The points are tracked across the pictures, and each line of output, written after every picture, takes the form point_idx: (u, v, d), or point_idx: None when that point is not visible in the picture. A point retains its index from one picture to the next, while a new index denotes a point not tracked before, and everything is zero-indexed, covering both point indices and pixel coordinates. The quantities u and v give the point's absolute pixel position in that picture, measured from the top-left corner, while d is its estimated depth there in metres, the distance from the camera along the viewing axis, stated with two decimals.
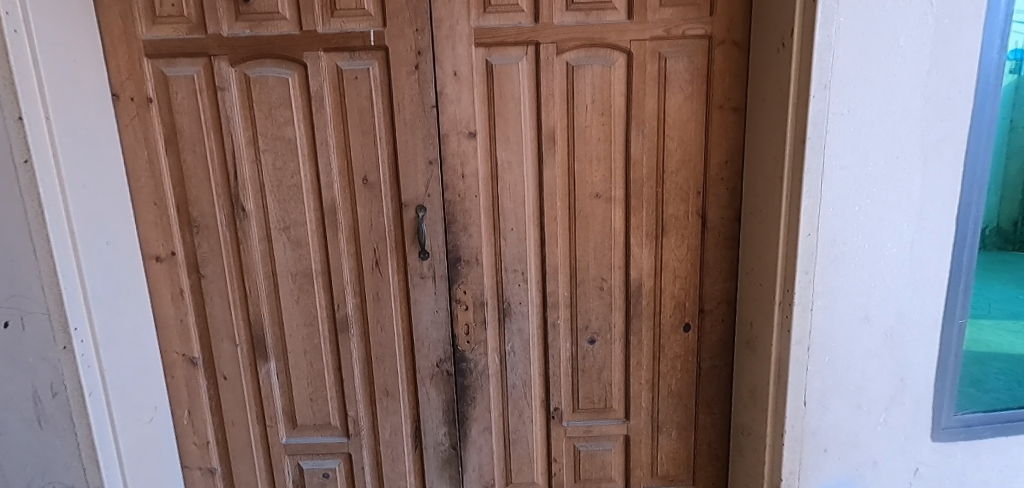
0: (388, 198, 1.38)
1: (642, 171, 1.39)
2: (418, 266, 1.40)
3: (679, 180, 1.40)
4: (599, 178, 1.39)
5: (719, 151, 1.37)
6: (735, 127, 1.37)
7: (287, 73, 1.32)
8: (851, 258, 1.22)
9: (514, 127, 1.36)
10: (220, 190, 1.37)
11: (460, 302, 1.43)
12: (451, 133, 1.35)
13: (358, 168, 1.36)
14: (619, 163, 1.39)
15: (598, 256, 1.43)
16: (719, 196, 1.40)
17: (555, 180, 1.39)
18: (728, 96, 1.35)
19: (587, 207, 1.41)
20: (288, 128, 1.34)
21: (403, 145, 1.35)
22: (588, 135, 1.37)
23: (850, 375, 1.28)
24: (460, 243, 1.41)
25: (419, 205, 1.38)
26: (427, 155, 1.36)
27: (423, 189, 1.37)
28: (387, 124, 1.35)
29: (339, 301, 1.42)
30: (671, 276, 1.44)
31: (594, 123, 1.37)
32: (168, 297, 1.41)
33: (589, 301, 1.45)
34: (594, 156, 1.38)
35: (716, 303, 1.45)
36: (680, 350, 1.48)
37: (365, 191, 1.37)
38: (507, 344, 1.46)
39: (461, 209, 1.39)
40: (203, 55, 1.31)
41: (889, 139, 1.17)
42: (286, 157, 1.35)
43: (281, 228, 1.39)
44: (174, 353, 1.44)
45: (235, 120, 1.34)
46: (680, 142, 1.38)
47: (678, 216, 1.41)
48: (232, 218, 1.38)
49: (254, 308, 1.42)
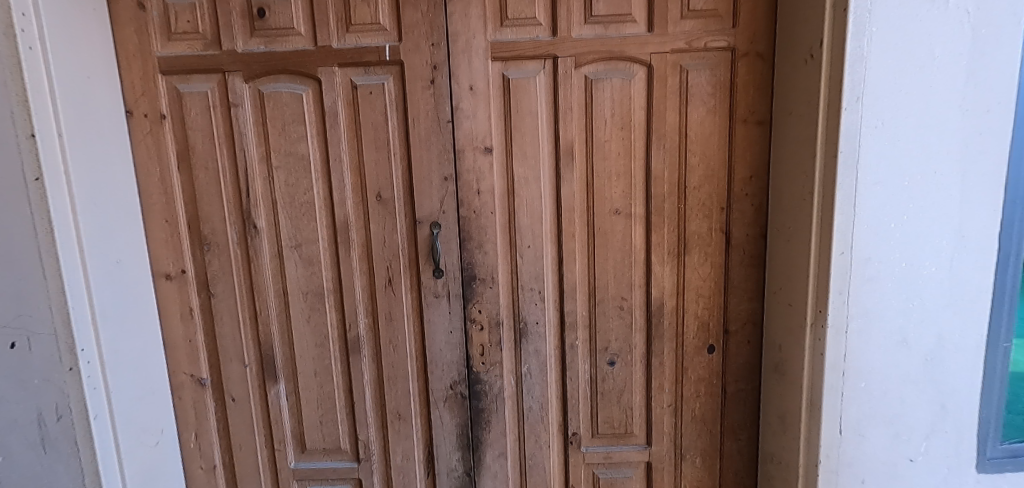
0: (401, 215, 1.35)
1: (663, 186, 1.35)
2: (432, 284, 1.36)
3: (703, 196, 1.35)
4: (618, 193, 1.35)
5: (743, 165, 1.33)
6: (760, 141, 1.32)
7: (301, 88, 1.30)
8: (887, 277, 1.16)
9: (531, 142, 1.33)
10: (232, 207, 1.35)
11: (475, 322, 1.39)
12: (467, 148, 1.32)
13: (372, 185, 1.33)
14: (639, 179, 1.35)
15: (618, 274, 1.38)
16: (744, 212, 1.35)
17: (573, 196, 1.35)
18: (752, 109, 1.31)
19: (606, 223, 1.36)
20: (301, 143, 1.32)
21: (418, 160, 1.32)
22: (607, 149, 1.34)
23: (888, 401, 1.21)
24: (476, 261, 1.37)
25: (434, 222, 1.34)
26: (442, 171, 1.32)
27: (437, 205, 1.34)
28: (401, 140, 1.32)
29: (351, 320, 1.38)
30: (694, 295, 1.39)
31: (614, 137, 1.33)
32: (177, 316, 1.38)
33: (608, 321, 1.40)
34: (614, 171, 1.34)
35: (741, 324, 1.39)
36: (704, 373, 1.41)
37: (379, 207, 1.34)
38: (523, 366, 1.41)
39: (476, 226, 1.35)
40: (217, 71, 1.30)
41: (925, 152, 1.12)
42: (298, 174, 1.33)
43: (293, 245, 1.36)
44: (182, 374, 1.40)
45: (248, 136, 1.32)
46: (703, 156, 1.33)
47: (701, 232, 1.36)
48: (243, 235, 1.36)
49: (264, 327, 1.38)
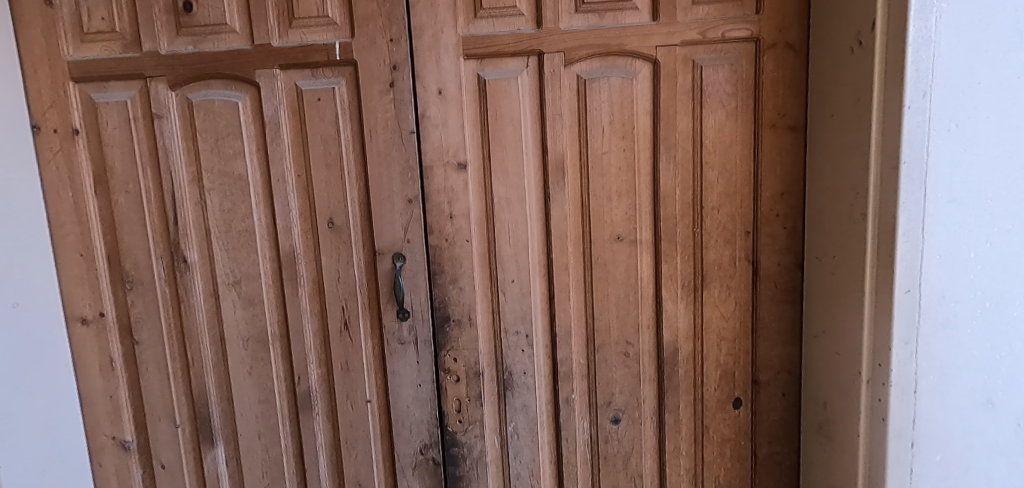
0: (359, 246, 1.12)
1: (675, 206, 1.11)
2: (397, 328, 1.13)
3: (724, 218, 1.11)
4: (620, 216, 1.12)
5: (772, 180, 1.09)
6: (792, 151, 1.08)
7: (236, 96, 1.09)
8: (965, 321, 0.90)
9: (513, 155, 1.10)
10: (158, 237, 1.13)
11: (449, 373, 1.15)
12: (436, 164, 1.10)
13: (322, 209, 1.11)
14: (645, 198, 1.12)
15: (622, 314, 1.14)
16: (774, 237, 1.11)
17: (565, 220, 1.12)
18: (781, 112, 1.08)
19: (606, 252, 1.13)
20: (238, 161, 1.10)
21: (376, 179, 1.10)
22: (606, 163, 1.11)
23: (969, 478, 0.95)
24: (449, 299, 1.13)
25: (397, 253, 1.11)
26: (406, 192, 1.10)
27: (401, 233, 1.11)
28: (357, 155, 1.10)
29: (301, 372, 1.15)
30: (715, 338, 1.14)
31: (613, 149, 1.10)
32: (95, 368, 1.16)
33: (611, 370, 1.15)
34: (614, 189, 1.11)
35: (774, 373, 1.14)
36: (729, 432, 1.16)
37: (332, 236, 1.11)
38: (508, 424, 1.17)
39: (449, 257, 1.12)
40: (138, 76, 1.09)
41: (1011, 161, 0.87)
42: (235, 197, 1.11)
43: (230, 283, 1.13)
44: (102, 436, 1.18)
45: (176, 154, 1.11)
46: (722, 170, 1.10)
47: (721, 262, 1.12)
48: (172, 271, 1.14)
49: (197, 380, 1.16)
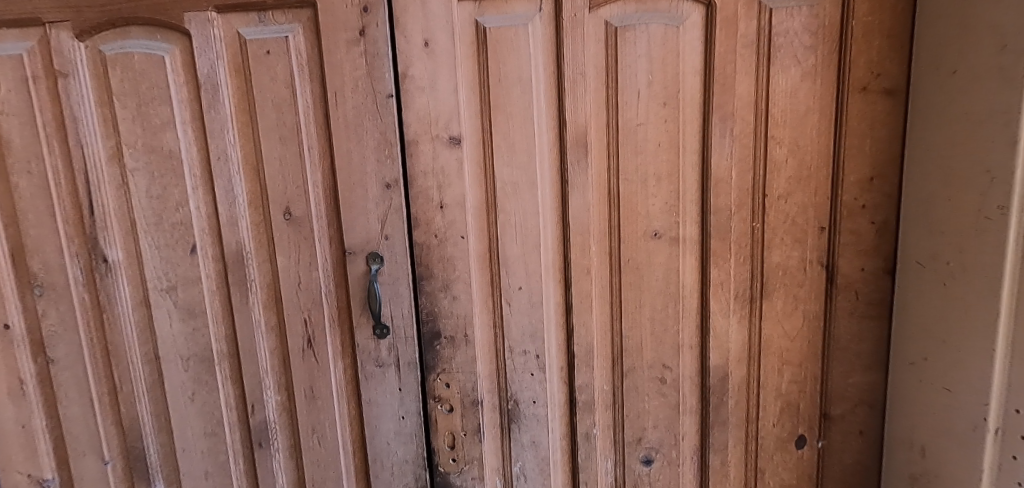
0: (324, 244, 0.88)
1: (730, 194, 0.86)
2: (374, 347, 0.90)
3: (794, 210, 0.86)
4: (659, 207, 0.87)
5: (858, 161, 0.84)
6: (887, 122, 0.83)
7: (161, 47, 0.84)
8: None
9: (521, 128, 0.85)
10: (72, 231, 0.90)
11: (440, 402, 0.92)
12: (423, 139, 0.85)
13: (276, 196, 0.86)
14: (692, 184, 0.87)
15: (658, 330, 0.90)
16: (858, 235, 0.86)
17: (588, 212, 0.87)
18: (874, 70, 0.82)
19: (640, 253, 0.88)
20: (166, 134, 0.86)
21: (344, 158, 0.85)
22: (641, 138, 0.85)
23: None
24: (439, 310, 0.90)
25: (372, 253, 0.87)
26: (382, 174, 0.85)
27: (377, 227, 0.87)
28: (320, 126, 0.85)
29: (255, 400, 0.92)
30: (776, 362, 0.90)
31: (652, 120, 0.85)
32: (2, 392, 0.94)
33: (642, 401, 0.92)
34: (652, 172, 0.86)
35: (850, 406, 0.90)
36: (790, 476, 0.93)
37: (289, 231, 0.87)
38: (514, 464, 0.94)
39: (439, 258, 0.88)
40: (35, 22, 0.84)
41: None
42: (165, 181, 0.87)
43: (163, 288, 0.90)
44: (16, 473, 0.96)
45: (88, 124, 0.86)
46: (793, 148, 0.85)
47: (787, 267, 0.88)
48: (91, 273, 0.90)
49: (129, 408, 0.94)
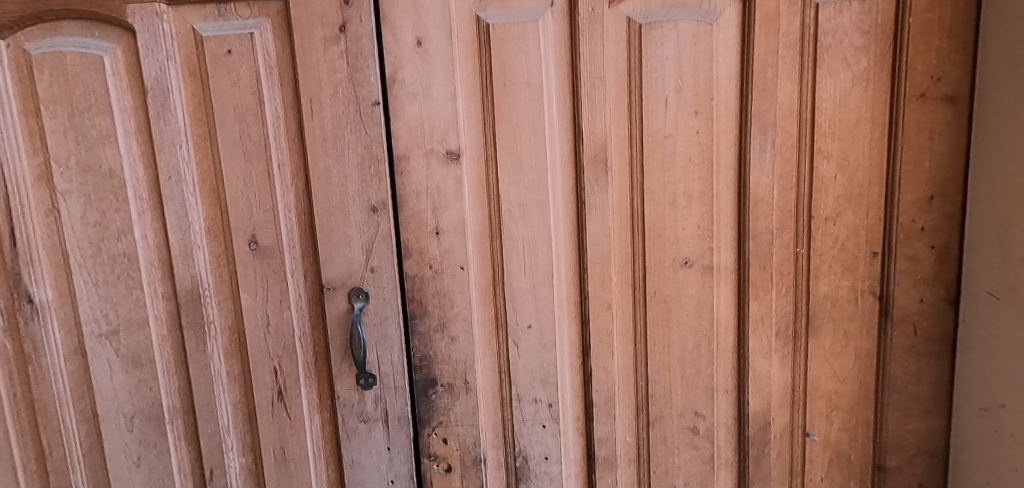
0: (297, 279, 0.74)
1: (771, 215, 0.75)
2: (358, 399, 0.76)
3: (843, 234, 0.75)
4: (689, 231, 0.75)
5: (915, 177, 0.73)
6: (949, 132, 0.72)
7: (99, 46, 0.70)
8: None
9: (530, 140, 0.73)
10: None
11: (436, 461, 0.79)
12: (415, 154, 0.73)
13: (240, 223, 0.73)
14: (727, 204, 0.75)
15: (689, 373, 0.78)
16: (916, 261, 0.75)
17: (608, 237, 0.75)
18: (934, 74, 0.71)
19: (667, 284, 0.76)
20: (106, 150, 0.72)
21: (322, 177, 0.71)
22: (669, 152, 0.73)
23: None
24: (435, 354, 0.76)
25: (355, 288, 0.74)
26: (367, 195, 0.72)
27: (361, 259, 0.73)
28: (291, 139, 0.72)
29: (215, 464, 0.78)
30: (824, 407, 0.79)
31: (682, 131, 0.73)
32: None
33: (671, 454, 0.80)
34: (682, 191, 0.74)
35: (907, 456, 0.79)
36: None
37: (256, 263, 0.73)
38: None
39: (436, 293, 0.75)
40: None
41: None
42: (104, 205, 0.73)
43: (102, 334, 0.75)
44: None
45: (10, 137, 0.72)
46: (841, 162, 0.74)
47: (836, 298, 0.76)
48: (14, 317, 0.75)
49: (62, 476, 0.79)
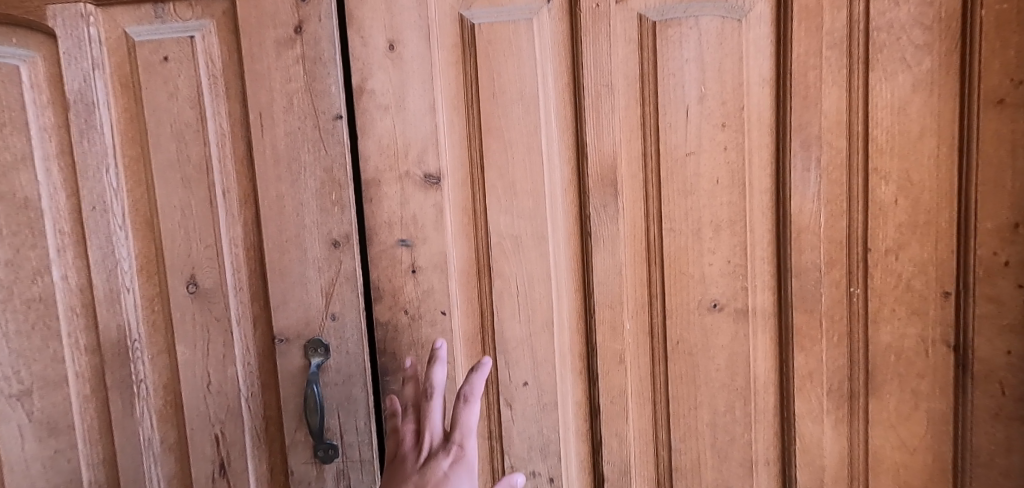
0: (245, 328, 0.61)
1: (818, 248, 0.61)
2: (317, 474, 0.62)
3: (907, 270, 0.61)
4: (718, 269, 0.62)
5: (996, 203, 0.59)
6: None
7: (16, 54, 0.59)
8: None
9: (525, 160, 0.61)
10: None
11: None
12: (387, 177, 0.61)
13: (176, 261, 0.61)
14: (763, 235, 0.62)
15: (722, 441, 0.64)
16: (1000, 304, 0.60)
17: (619, 276, 0.62)
18: (1013, 76, 0.58)
19: (693, 332, 0.63)
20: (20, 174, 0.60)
21: (273, 205, 0.59)
22: (692, 173, 0.61)
23: None
24: None
25: (313, 340, 0.61)
26: (328, 227, 0.60)
27: (320, 304, 0.61)
28: (239, 160, 0.60)
29: None
30: (890, 483, 0.64)
31: (707, 148, 0.61)
32: None
33: None
34: (708, 220, 0.61)
35: None
36: None
37: (194, 310, 0.61)
38: None
39: (411, 344, 0.62)
40: None
41: None
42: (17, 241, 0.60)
43: (10, 396, 0.61)
44: None
45: None
46: (902, 184, 0.60)
47: (901, 349, 0.62)
48: None
49: None
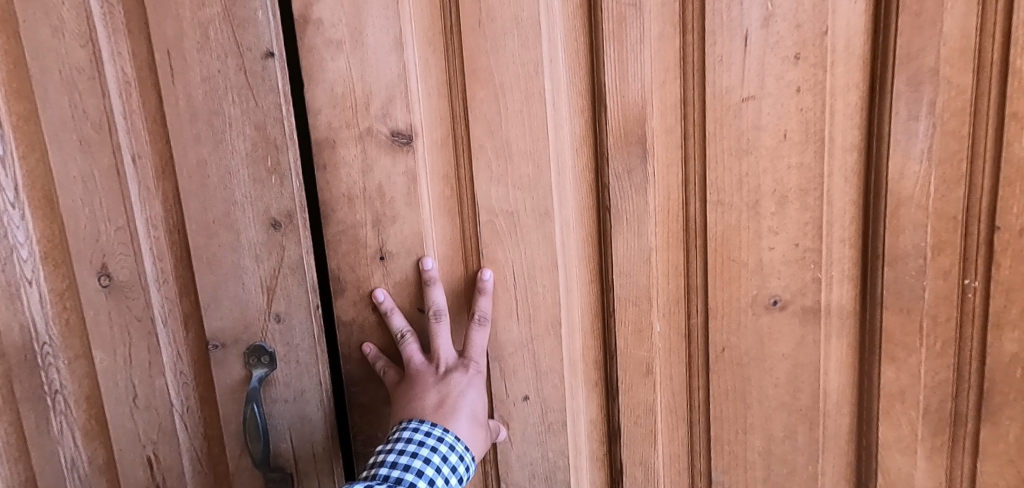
0: (177, 329, 0.49)
1: (919, 227, 0.44)
2: None
3: None
4: (779, 255, 0.46)
5: None
6: None
7: None
8: None
9: (522, 112, 0.45)
10: None
11: None
12: (344, 138, 0.47)
13: (81, 246, 0.48)
14: (844, 209, 0.45)
15: (776, 471, 0.50)
16: None
17: (648, 264, 0.47)
18: None
19: (742, 338, 0.48)
20: None
21: (196, 176, 0.46)
22: (749, 127, 0.44)
23: None
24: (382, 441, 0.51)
25: (254, 346, 0.48)
26: (264, 203, 0.46)
27: (260, 301, 0.48)
28: (150, 117, 0.46)
29: None
30: None
31: (772, 90, 0.44)
32: None
33: None
34: (770, 190, 0.45)
35: None
36: None
37: (111, 307, 0.49)
38: None
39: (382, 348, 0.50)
40: None
41: None
42: None
43: None
44: None
45: None
46: None
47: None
48: None
49: None
